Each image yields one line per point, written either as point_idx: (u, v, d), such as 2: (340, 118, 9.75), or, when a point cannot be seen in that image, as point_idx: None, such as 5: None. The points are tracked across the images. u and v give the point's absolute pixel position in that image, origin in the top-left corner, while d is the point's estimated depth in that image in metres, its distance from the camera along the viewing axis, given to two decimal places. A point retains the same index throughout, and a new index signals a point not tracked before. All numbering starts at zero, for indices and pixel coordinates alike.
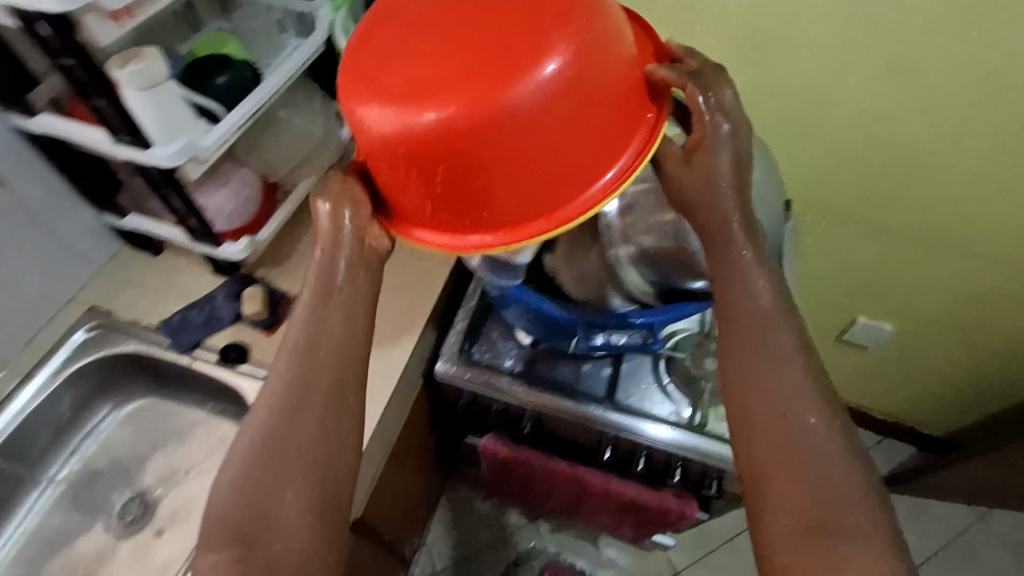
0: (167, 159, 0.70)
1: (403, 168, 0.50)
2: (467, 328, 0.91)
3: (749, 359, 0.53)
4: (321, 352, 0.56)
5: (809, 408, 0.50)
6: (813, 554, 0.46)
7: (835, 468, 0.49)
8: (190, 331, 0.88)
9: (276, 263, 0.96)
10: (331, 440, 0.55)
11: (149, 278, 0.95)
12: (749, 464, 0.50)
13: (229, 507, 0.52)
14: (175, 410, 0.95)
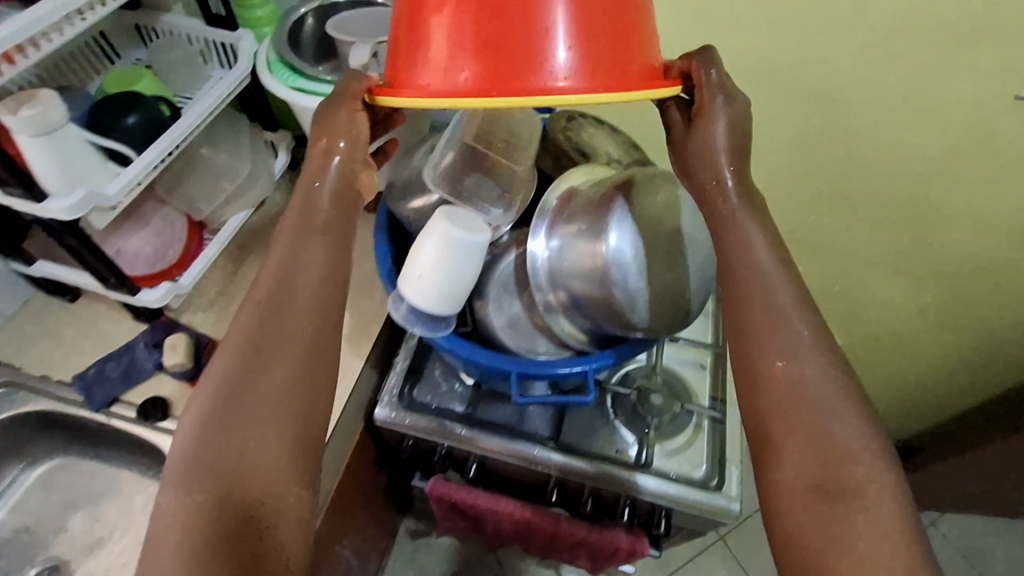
0: (65, 213, 0.66)
1: (446, 10, 0.54)
2: (408, 369, 0.88)
3: (752, 310, 0.57)
4: (294, 288, 0.59)
5: (810, 361, 0.54)
6: (816, 507, 0.49)
7: (842, 427, 0.51)
8: (106, 386, 0.83)
9: (200, 308, 0.91)
10: (308, 370, 0.57)
11: (67, 329, 0.89)
12: (758, 423, 0.54)
13: (199, 433, 0.53)
14: (96, 468, 0.89)
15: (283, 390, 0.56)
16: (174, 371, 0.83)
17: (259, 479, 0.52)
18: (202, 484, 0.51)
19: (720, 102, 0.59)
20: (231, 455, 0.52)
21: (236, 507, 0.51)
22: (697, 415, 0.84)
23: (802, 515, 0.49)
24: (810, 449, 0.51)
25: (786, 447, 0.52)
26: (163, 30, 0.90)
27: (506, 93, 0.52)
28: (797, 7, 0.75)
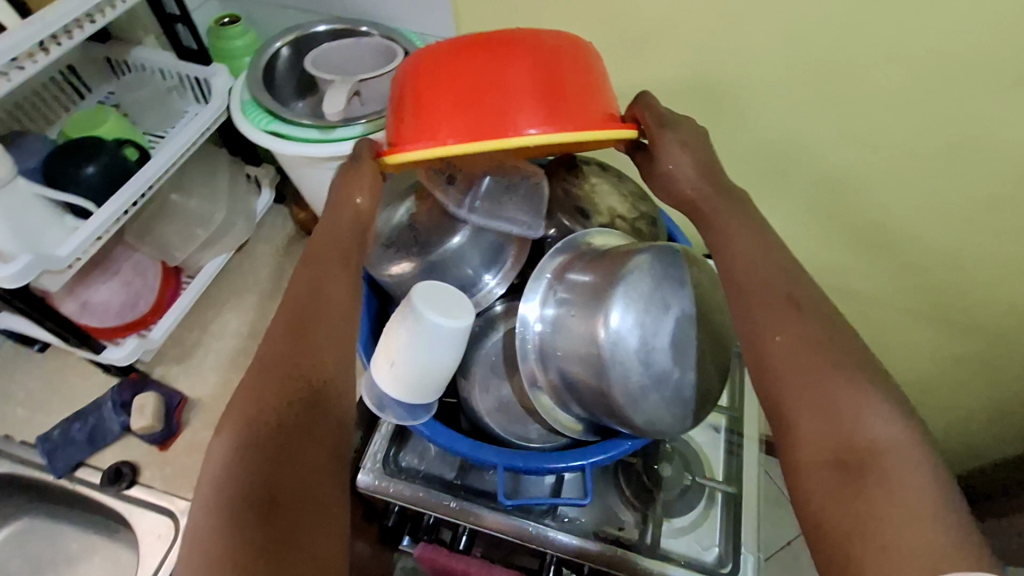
0: (11, 282, 0.60)
1: (428, 71, 0.54)
2: (393, 432, 0.81)
3: (744, 285, 0.51)
4: (323, 303, 0.52)
5: (804, 324, 0.47)
6: (850, 492, 0.40)
7: (854, 395, 0.43)
8: (70, 450, 0.77)
9: (171, 361, 0.86)
10: (339, 389, 0.50)
11: (33, 384, 0.83)
12: (769, 397, 0.47)
13: (234, 470, 0.43)
14: (62, 533, 0.83)
15: (322, 413, 0.48)
16: (144, 434, 0.77)
17: (314, 513, 0.44)
18: (254, 528, 0.41)
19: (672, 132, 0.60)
20: (279, 491, 0.43)
21: (275, 537, 0.41)
22: (709, 488, 0.77)
23: (823, 494, 0.41)
24: (824, 422, 0.43)
25: (799, 420, 0.44)
26: (134, 64, 0.84)
27: (493, 138, 0.50)
28: (827, 44, 0.65)
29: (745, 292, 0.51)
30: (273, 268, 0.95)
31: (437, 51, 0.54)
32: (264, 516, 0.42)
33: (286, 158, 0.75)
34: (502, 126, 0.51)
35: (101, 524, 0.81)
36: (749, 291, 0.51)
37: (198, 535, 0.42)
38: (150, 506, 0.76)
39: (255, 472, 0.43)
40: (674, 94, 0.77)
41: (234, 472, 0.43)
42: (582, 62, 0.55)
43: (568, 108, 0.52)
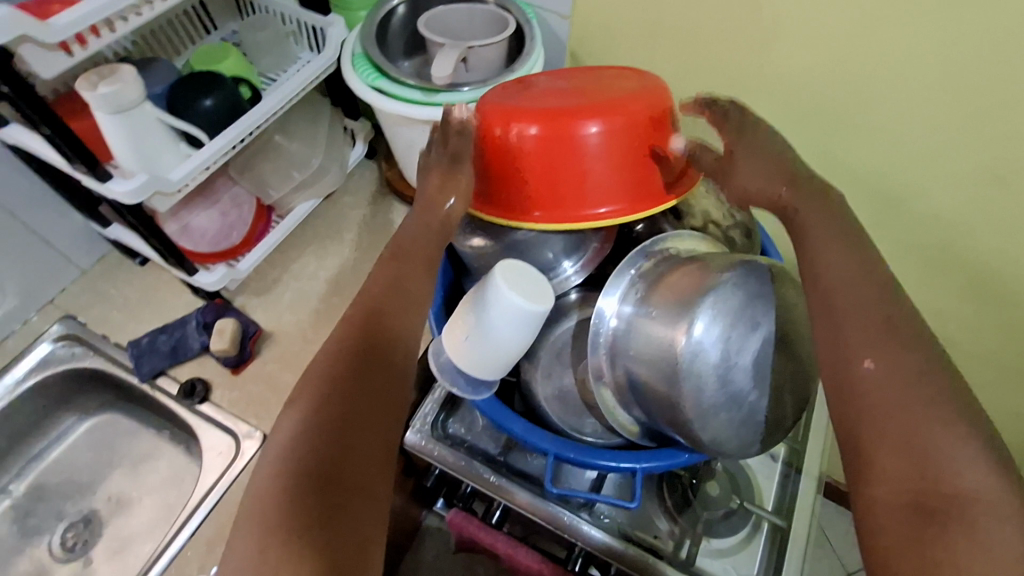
0: (127, 197, 0.66)
1: (519, 143, 0.58)
2: (446, 397, 0.83)
3: (844, 301, 0.46)
4: (396, 297, 0.55)
5: (904, 352, 0.42)
6: (928, 539, 0.35)
7: (951, 437, 0.38)
8: (154, 357, 0.84)
9: (252, 293, 0.91)
10: (396, 375, 0.51)
11: (130, 293, 0.90)
12: (849, 427, 0.42)
13: (300, 435, 0.45)
14: (136, 431, 0.90)
15: (386, 397, 0.49)
16: (220, 356, 0.82)
17: (366, 493, 0.45)
18: (312, 494, 0.43)
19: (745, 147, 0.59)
20: (339, 464, 0.45)
21: (327, 510, 0.43)
22: (755, 516, 0.74)
23: (897, 544, 0.36)
24: (909, 457, 0.38)
25: (878, 457, 0.39)
26: (260, 6, 0.87)
27: (570, 220, 0.60)
28: (991, 72, 0.58)
29: (836, 306, 0.46)
30: (357, 222, 0.98)
31: (526, 119, 0.58)
32: (322, 487, 0.43)
33: (387, 116, 0.77)
34: (579, 209, 0.60)
35: (171, 432, 0.88)
36: (835, 308, 0.46)
37: (260, 492, 0.44)
38: (216, 424, 0.81)
39: (311, 448, 0.45)
40: (792, 103, 0.71)
41: (296, 444, 0.45)
42: (654, 130, 0.59)
43: (634, 181, 0.60)
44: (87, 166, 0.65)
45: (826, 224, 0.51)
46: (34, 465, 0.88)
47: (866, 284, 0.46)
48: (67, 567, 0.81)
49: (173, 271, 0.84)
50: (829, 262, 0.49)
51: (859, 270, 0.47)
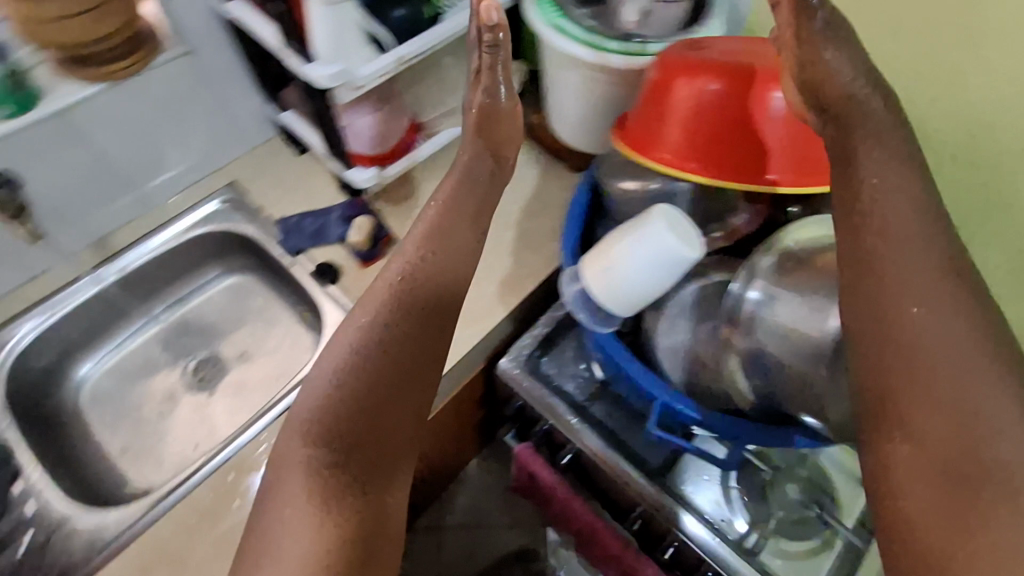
0: (325, 82, 0.74)
1: (702, 93, 0.59)
2: (545, 336, 0.87)
3: (896, 249, 0.49)
4: (419, 287, 0.63)
5: (948, 310, 0.46)
6: (957, 499, 0.43)
7: (992, 402, 0.44)
8: (300, 235, 0.93)
9: (391, 201, 0.96)
10: (418, 354, 0.62)
11: (287, 175, 0.99)
12: (879, 389, 0.47)
13: (324, 421, 0.57)
14: (265, 297, 0.99)
15: (404, 391, 0.61)
16: (353, 248, 0.90)
17: (393, 458, 0.60)
18: (337, 467, 0.56)
19: (823, 27, 0.51)
20: (359, 445, 0.58)
21: (360, 473, 0.57)
22: (831, 533, 0.72)
23: (931, 506, 0.44)
24: (950, 422, 0.44)
25: (922, 424, 0.45)
26: None
27: (738, 178, 0.60)
28: None
29: (878, 257, 0.49)
30: None
31: (715, 70, 0.59)
32: (346, 459, 0.57)
33: (556, 57, 0.79)
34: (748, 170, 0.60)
35: (296, 308, 0.96)
36: (880, 264, 0.49)
37: (290, 459, 0.56)
38: (339, 308, 0.89)
39: (337, 422, 0.57)
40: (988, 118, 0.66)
41: (322, 420, 0.57)
42: None
43: (809, 153, 0.59)
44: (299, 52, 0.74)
45: (888, 171, 0.51)
46: (178, 305, 0.98)
47: (912, 244, 0.49)
48: (190, 397, 0.92)
49: (331, 163, 0.93)
50: (884, 216, 0.50)
51: (921, 227, 0.49)
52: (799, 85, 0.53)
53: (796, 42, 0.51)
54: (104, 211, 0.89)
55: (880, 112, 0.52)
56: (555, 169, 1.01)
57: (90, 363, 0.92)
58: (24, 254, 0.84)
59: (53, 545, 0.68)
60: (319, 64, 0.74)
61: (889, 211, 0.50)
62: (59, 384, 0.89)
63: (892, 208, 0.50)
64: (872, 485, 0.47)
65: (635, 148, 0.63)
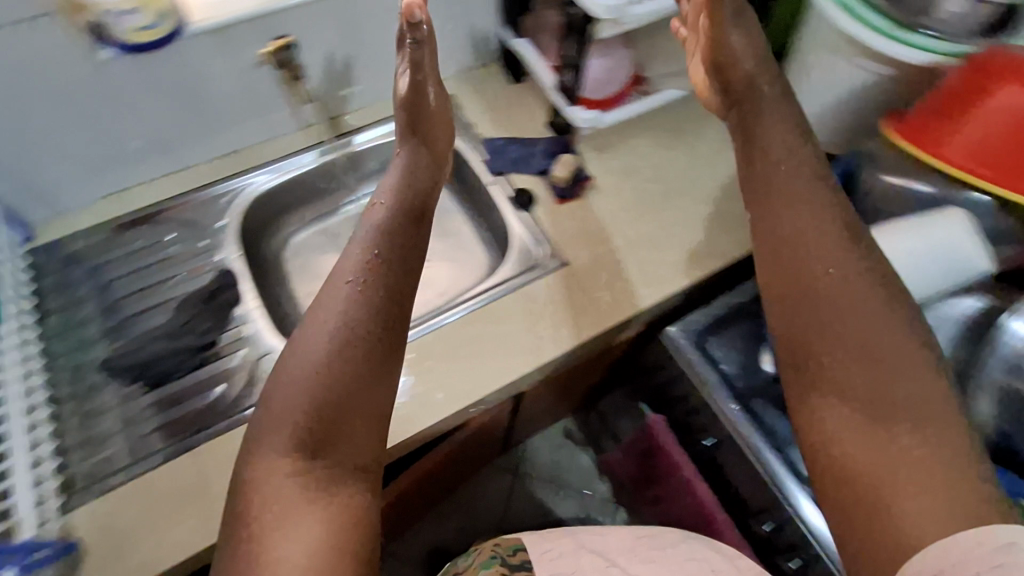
0: (602, 11, 0.72)
1: (1001, 101, 0.65)
2: (720, 316, 0.86)
3: (799, 217, 0.66)
4: (350, 302, 0.63)
5: (837, 260, 0.64)
6: (870, 432, 0.57)
7: (886, 340, 0.59)
8: (505, 158, 0.96)
9: (596, 146, 0.97)
10: (369, 351, 0.62)
11: (499, 100, 1.03)
12: (795, 343, 0.63)
13: (287, 419, 0.58)
14: (452, 207, 1.04)
15: (361, 364, 0.61)
16: (553, 183, 0.92)
17: (369, 447, 0.60)
18: (316, 454, 0.58)
19: (732, 17, 0.76)
20: (334, 432, 0.58)
21: (337, 466, 0.58)
22: None
23: (858, 445, 0.57)
24: (861, 366, 0.59)
25: (834, 373, 0.60)
26: None
27: (1015, 186, 0.66)
28: None
29: (796, 233, 0.66)
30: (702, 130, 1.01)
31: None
32: (321, 450, 0.58)
33: (827, 36, 0.77)
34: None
35: (478, 225, 1.02)
36: (806, 255, 0.65)
37: (267, 463, 0.57)
38: (527, 235, 0.90)
39: (297, 430, 0.58)
40: None
41: (285, 430, 0.58)
42: None
43: None
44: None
45: (791, 157, 0.70)
46: None
47: (830, 233, 0.65)
48: None
49: (552, 97, 0.93)
50: (796, 207, 0.67)
51: (814, 189, 0.68)
52: (713, 66, 0.77)
53: (715, 26, 0.76)
54: (346, 90, 0.94)
55: (769, 94, 0.75)
56: None
57: (296, 227, 0.99)
58: (276, 110, 0.91)
59: (262, 369, 0.77)
60: None
61: (782, 183, 0.69)
62: (271, 236, 0.97)
63: (794, 187, 0.68)
64: (812, 440, 0.60)
65: (918, 140, 0.70)
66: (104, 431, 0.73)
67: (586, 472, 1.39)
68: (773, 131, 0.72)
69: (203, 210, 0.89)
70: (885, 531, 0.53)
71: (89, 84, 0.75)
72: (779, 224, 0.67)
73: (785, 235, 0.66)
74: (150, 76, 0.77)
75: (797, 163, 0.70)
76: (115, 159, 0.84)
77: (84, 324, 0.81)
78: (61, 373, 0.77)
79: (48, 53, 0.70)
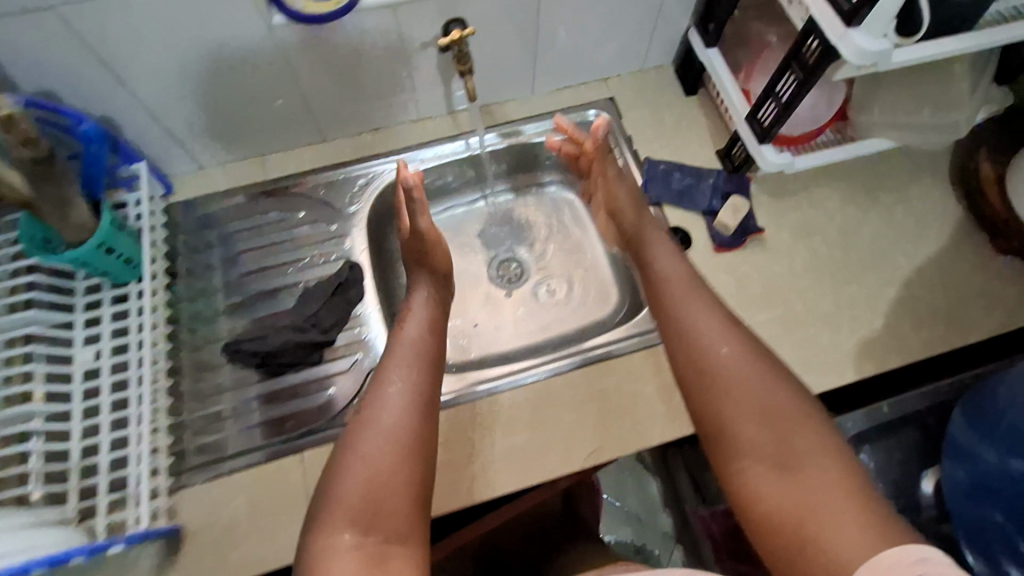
0: (856, 60, 0.58)
1: None
2: (889, 420, 0.78)
3: (687, 301, 0.62)
4: (385, 387, 0.56)
5: (720, 339, 0.58)
6: (787, 484, 0.48)
7: (771, 391, 0.54)
8: (663, 187, 0.85)
9: (770, 190, 0.85)
10: (422, 426, 0.54)
11: (667, 115, 0.91)
12: (706, 423, 0.55)
13: (337, 502, 0.48)
14: (586, 221, 0.95)
15: (414, 451, 0.52)
16: (714, 228, 0.82)
17: (424, 509, 0.51)
18: (369, 529, 0.47)
19: (613, 168, 0.79)
20: (381, 512, 0.48)
21: (394, 527, 0.48)
22: None
23: (778, 494, 0.49)
24: (764, 429, 0.52)
25: (744, 439, 0.52)
26: None
27: None
28: None
29: (680, 326, 0.61)
30: (900, 192, 0.85)
31: None
32: (376, 524, 0.47)
33: None
34: None
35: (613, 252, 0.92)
36: (700, 333, 0.59)
37: (322, 541, 0.46)
38: None
39: (351, 514, 0.47)
40: None
41: (339, 519, 0.47)
42: None
43: None
44: (839, 15, 0.57)
45: (668, 255, 0.69)
46: (514, 196, 0.96)
47: (714, 314, 0.60)
48: (499, 291, 0.92)
49: (742, 129, 0.79)
50: (681, 304, 0.63)
51: (686, 277, 0.66)
52: (616, 225, 0.78)
53: (606, 176, 0.79)
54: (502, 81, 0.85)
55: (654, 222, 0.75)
56: (970, 240, 0.82)
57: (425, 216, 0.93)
58: (429, 89, 0.84)
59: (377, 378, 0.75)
60: (863, 34, 0.57)
61: (671, 278, 0.65)
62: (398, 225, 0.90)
63: (677, 292, 0.64)
64: (745, 509, 0.51)
65: None
66: (218, 411, 0.73)
67: (652, 501, 1.21)
68: (657, 249, 0.70)
69: (338, 191, 0.84)
70: (814, 564, 0.45)
71: (253, 47, 0.69)
72: (671, 313, 0.62)
73: (680, 331, 0.60)
74: (313, 47, 0.71)
75: (685, 274, 0.66)
76: (260, 123, 0.80)
77: (208, 295, 0.79)
78: (186, 341, 0.76)
79: (219, 13, 0.64)
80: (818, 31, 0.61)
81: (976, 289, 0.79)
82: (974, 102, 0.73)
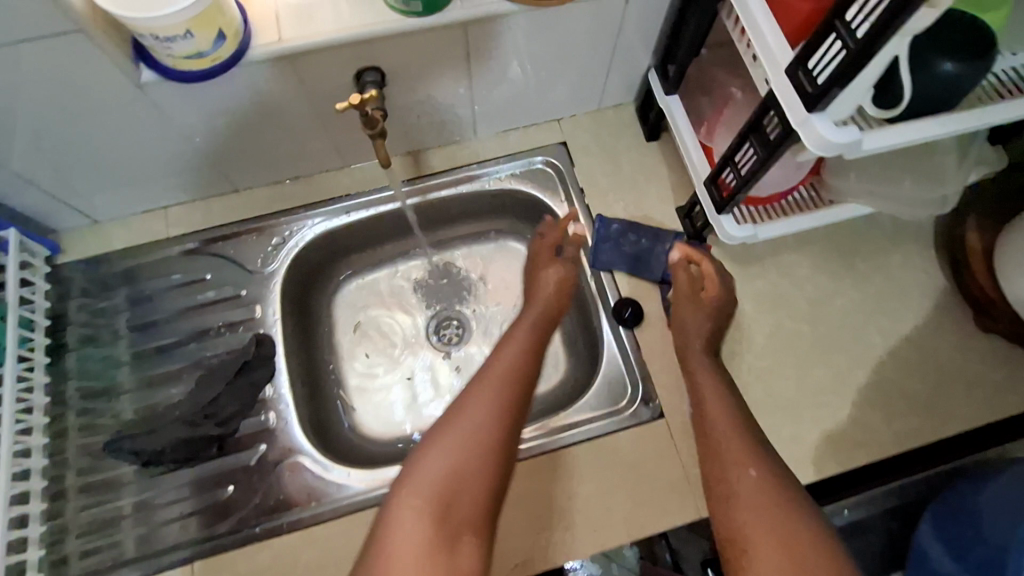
0: (820, 150, 0.49)
1: None
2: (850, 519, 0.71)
3: (720, 422, 0.60)
4: (484, 387, 0.58)
5: (745, 463, 0.56)
6: None
7: (804, 525, 0.50)
8: (616, 251, 0.76)
9: (734, 256, 0.77)
10: (507, 441, 0.55)
11: (625, 164, 0.81)
12: (727, 541, 0.52)
13: (417, 482, 0.50)
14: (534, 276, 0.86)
15: (490, 460, 0.53)
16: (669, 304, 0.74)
17: (488, 521, 0.51)
18: (441, 520, 0.48)
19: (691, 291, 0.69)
20: (454, 505, 0.50)
21: (456, 534, 0.48)
22: None
23: None
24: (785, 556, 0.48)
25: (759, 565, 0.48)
26: None
27: None
28: None
29: (710, 435, 0.60)
30: (879, 258, 0.77)
31: None
32: (447, 527, 0.48)
33: None
34: None
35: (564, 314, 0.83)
36: (726, 449, 0.58)
37: (393, 518, 0.49)
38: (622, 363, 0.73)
39: (422, 508, 0.49)
40: None
41: (411, 507, 0.49)
42: None
43: None
44: (801, 95, 0.49)
45: (717, 387, 0.63)
46: (456, 246, 0.86)
47: (748, 435, 0.58)
48: (437, 354, 0.82)
49: (700, 194, 0.70)
50: (713, 421, 0.60)
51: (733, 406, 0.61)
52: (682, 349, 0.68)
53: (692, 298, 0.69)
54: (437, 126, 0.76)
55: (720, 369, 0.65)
56: (953, 315, 0.74)
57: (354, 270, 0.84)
58: (354, 136, 0.74)
59: (285, 472, 0.67)
60: (827, 120, 0.49)
61: (715, 402, 0.62)
62: (323, 283, 0.81)
63: (716, 412, 0.61)
64: None
65: None
66: (109, 510, 0.66)
67: None
68: (700, 368, 0.65)
69: (250, 251, 0.75)
70: None
71: (130, 108, 0.60)
72: (706, 424, 0.61)
73: (710, 447, 0.59)
74: (203, 101, 0.61)
75: (736, 403, 0.62)
76: (158, 176, 0.71)
77: (100, 371, 0.71)
78: (72, 428, 0.68)
79: (81, 74, 0.54)
80: (776, 107, 0.53)
81: (953, 374, 0.71)
82: (961, 174, 0.66)
